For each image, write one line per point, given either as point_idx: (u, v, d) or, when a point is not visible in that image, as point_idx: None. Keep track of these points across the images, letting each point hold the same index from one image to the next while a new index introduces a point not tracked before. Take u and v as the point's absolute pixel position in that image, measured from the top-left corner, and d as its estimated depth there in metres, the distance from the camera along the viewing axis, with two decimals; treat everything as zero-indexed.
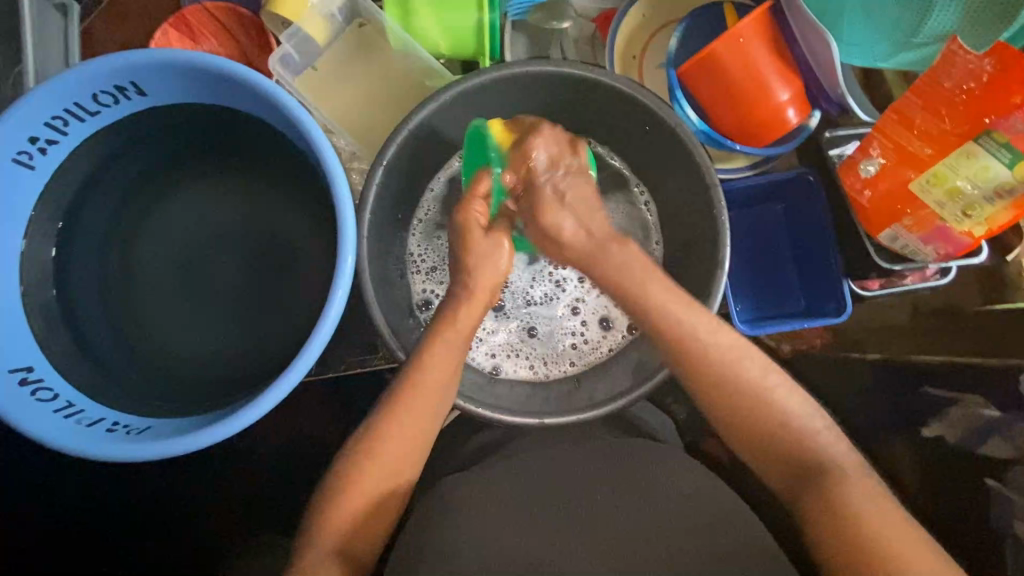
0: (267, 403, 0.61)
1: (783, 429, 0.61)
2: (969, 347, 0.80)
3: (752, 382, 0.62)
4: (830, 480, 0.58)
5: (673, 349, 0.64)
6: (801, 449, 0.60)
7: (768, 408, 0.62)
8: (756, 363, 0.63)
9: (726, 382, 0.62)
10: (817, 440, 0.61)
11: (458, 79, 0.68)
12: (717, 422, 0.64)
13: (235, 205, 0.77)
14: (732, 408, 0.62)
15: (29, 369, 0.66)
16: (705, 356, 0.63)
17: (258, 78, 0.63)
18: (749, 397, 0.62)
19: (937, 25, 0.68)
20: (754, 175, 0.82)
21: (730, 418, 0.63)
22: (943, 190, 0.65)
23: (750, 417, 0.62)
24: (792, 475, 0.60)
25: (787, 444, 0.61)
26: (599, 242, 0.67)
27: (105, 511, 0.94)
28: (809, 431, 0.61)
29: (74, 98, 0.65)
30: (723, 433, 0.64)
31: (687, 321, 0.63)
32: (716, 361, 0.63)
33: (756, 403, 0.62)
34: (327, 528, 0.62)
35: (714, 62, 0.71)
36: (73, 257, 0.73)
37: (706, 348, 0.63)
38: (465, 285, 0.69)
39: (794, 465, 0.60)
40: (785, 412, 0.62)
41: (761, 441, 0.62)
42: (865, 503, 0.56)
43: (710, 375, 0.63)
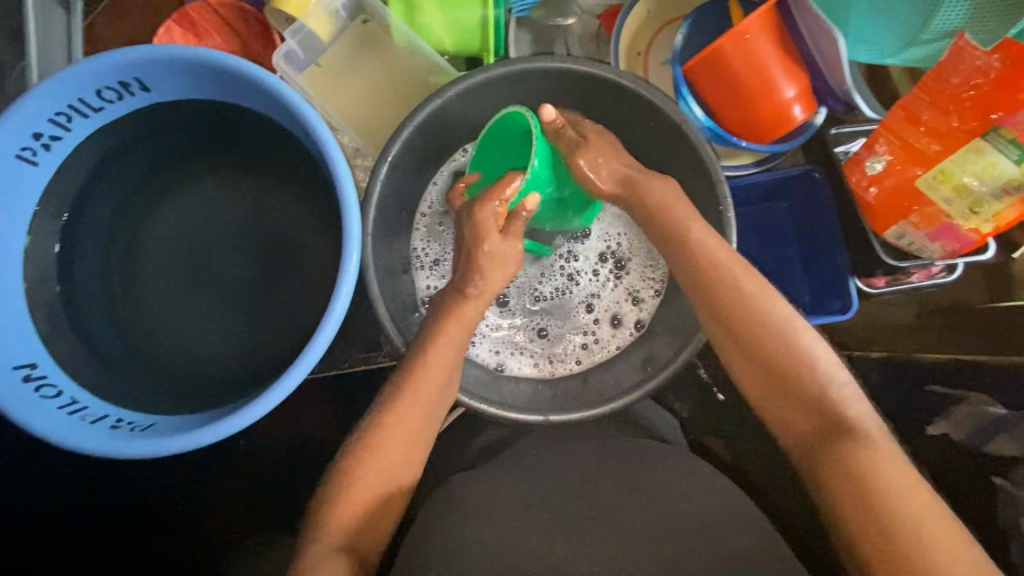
0: (272, 400, 0.61)
1: (806, 384, 0.59)
2: (978, 346, 0.82)
3: (780, 332, 0.61)
4: (849, 440, 0.56)
5: (703, 287, 0.65)
6: (823, 405, 0.58)
7: (794, 358, 0.60)
8: (786, 313, 0.63)
9: (752, 320, 0.62)
10: (840, 401, 0.59)
11: (464, 74, 0.67)
12: (737, 370, 0.63)
13: (239, 201, 0.77)
14: (755, 351, 0.62)
15: (33, 367, 0.65)
16: (736, 294, 0.63)
17: (263, 73, 0.63)
18: (777, 346, 0.61)
19: (943, 23, 0.67)
20: (759, 172, 0.81)
21: (753, 365, 0.62)
22: (950, 187, 0.65)
23: (773, 366, 0.61)
24: (810, 432, 0.59)
25: (809, 399, 0.59)
26: (627, 182, 0.70)
27: (108, 508, 0.93)
28: (833, 389, 0.59)
29: (78, 93, 0.64)
30: (743, 383, 0.63)
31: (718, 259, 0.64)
32: (745, 303, 0.63)
33: (784, 352, 0.61)
34: (331, 525, 0.62)
35: (721, 59, 0.70)
36: (77, 254, 0.73)
37: (736, 287, 0.63)
38: (475, 287, 0.68)
39: (814, 421, 0.59)
40: (809, 365, 0.60)
41: (783, 393, 0.60)
42: (884, 465, 0.54)
43: (738, 316, 0.63)
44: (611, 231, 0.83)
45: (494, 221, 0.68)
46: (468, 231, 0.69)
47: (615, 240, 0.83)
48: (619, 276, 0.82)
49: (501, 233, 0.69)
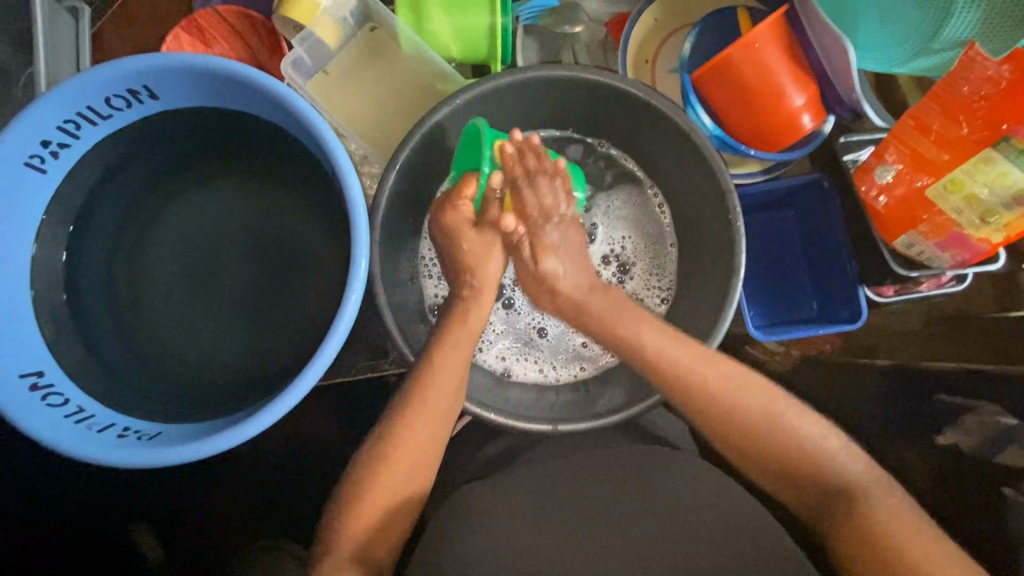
0: (279, 410, 0.61)
1: (802, 456, 0.62)
2: (983, 355, 0.81)
3: (764, 418, 0.63)
4: (853, 502, 0.59)
5: (675, 397, 0.64)
6: (822, 470, 0.61)
7: (784, 436, 0.62)
8: (761, 400, 0.64)
9: (726, 417, 0.63)
10: (837, 463, 0.61)
11: (469, 85, 0.67)
12: (731, 455, 0.65)
13: (245, 208, 0.77)
14: (739, 443, 0.64)
15: (40, 374, 0.66)
16: (711, 398, 0.64)
17: (272, 82, 0.63)
18: (763, 431, 0.63)
19: (956, 30, 0.66)
20: (767, 180, 0.81)
21: (744, 452, 0.64)
22: (960, 197, 0.65)
23: (765, 451, 0.63)
24: (814, 499, 0.62)
25: (806, 470, 0.62)
26: (589, 291, 0.69)
27: (112, 514, 0.93)
28: (828, 453, 0.62)
29: (87, 102, 0.64)
30: (739, 465, 0.66)
31: (684, 365, 0.64)
32: (724, 402, 0.64)
33: (772, 433, 0.63)
34: (343, 535, 0.62)
35: (731, 67, 0.70)
36: (84, 261, 0.73)
37: (710, 390, 0.64)
38: (470, 287, 0.70)
39: (816, 487, 0.61)
40: (795, 439, 0.62)
41: (779, 469, 0.63)
42: (890, 519, 0.57)
43: (718, 415, 0.64)
44: (615, 234, 0.83)
45: (462, 215, 0.70)
46: (444, 236, 0.71)
47: (620, 243, 0.83)
48: (623, 280, 0.82)
49: (474, 228, 0.71)
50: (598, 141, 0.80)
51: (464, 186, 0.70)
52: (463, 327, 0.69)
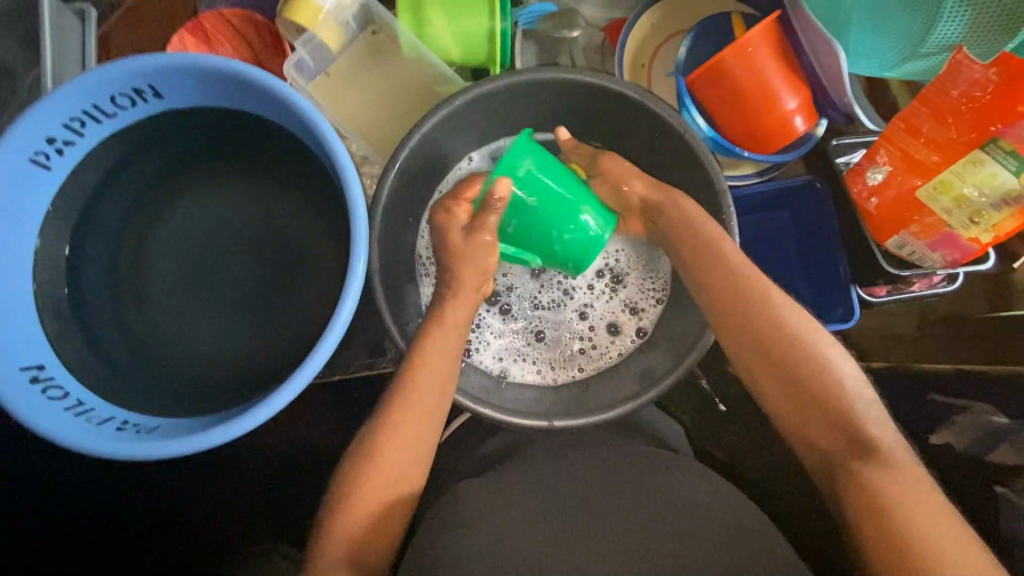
0: (277, 404, 0.61)
1: (836, 400, 0.60)
2: (978, 358, 0.83)
3: (813, 352, 0.62)
4: (871, 459, 0.56)
5: (727, 308, 0.65)
6: (850, 422, 0.59)
7: (825, 376, 0.60)
8: (811, 339, 0.62)
9: (775, 342, 0.62)
10: (866, 420, 0.59)
11: (468, 85, 0.69)
12: (763, 388, 0.63)
13: (246, 206, 0.78)
14: (779, 375, 0.62)
15: (40, 368, 0.66)
16: (762, 316, 0.63)
17: (276, 83, 0.64)
18: (807, 364, 0.61)
19: (942, 37, 0.69)
20: (761, 183, 0.83)
21: (780, 382, 0.62)
22: (951, 198, 0.66)
23: (801, 385, 0.61)
24: (830, 447, 0.59)
25: (837, 415, 0.59)
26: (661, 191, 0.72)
27: (110, 510, 0.93)
28: (861, 408, 0.59)
29: (93, 100, 0.65)
30: (767, 403, 0.63)
31: (745, 280, 0.65)
32: (776, 323, 0.63)
33: (816, 369, 0.61)
34: (341, 530, 0.62)
35: (724, 71, 0.72)
36: (87, 257, 0.74)
37: (767, 308, 0.64)
38: (451, 285, 0.70)
39: (839, 434, 0.59)
40: (837, 386, 0.60)
41: (810, 410, 0.60)
42: (902, 484, 0.54)
43: (767, 336, 0.63)
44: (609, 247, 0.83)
45: (459, 216, 0.70)
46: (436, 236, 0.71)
47: (614, 256, 0.83)
48: (618, 286, 0.82)
49: (464, 232, 0.70)
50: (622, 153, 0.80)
51: (466, 187, 0.71)
52: (440, 322, 0.69)
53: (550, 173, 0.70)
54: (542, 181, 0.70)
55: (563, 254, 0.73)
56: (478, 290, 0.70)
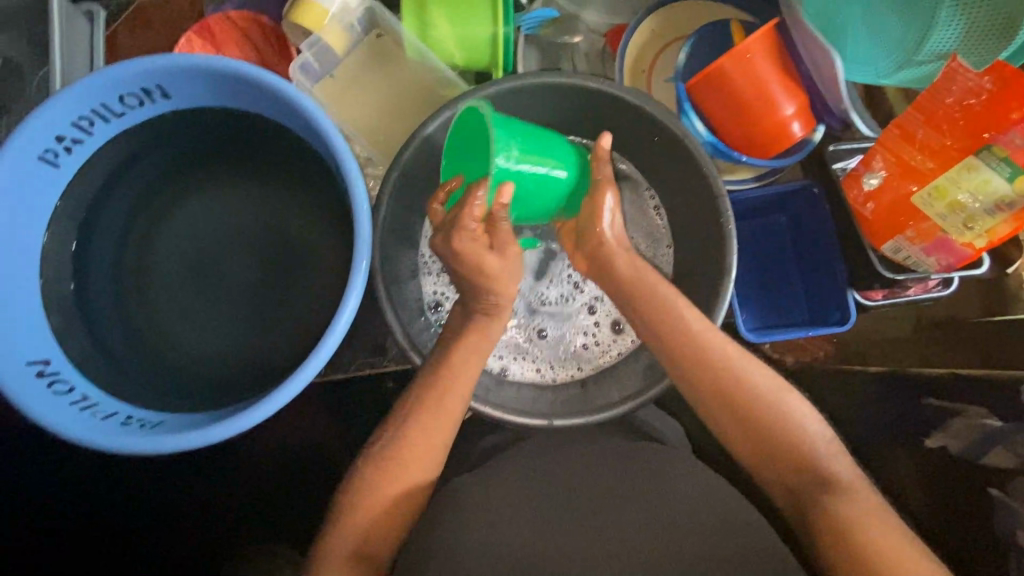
0: (280, 400, 0.62)
1: (792, 440, 0.62)
2: (973, 361, 0.82)
3: (770, 396, 0.63)
4: (833, 491, 0.58)
5: (689, 359, 0.65)
6: (809, 458, 0.61)
7: (782, 419, 0.62)
8: (766, 379, 0.64)
9: (722, 392, 0.64)
10: (825, 453, 0.61)
11: (472, 89, 0.70)
12: (726, 433, 0.64)
13: (252, 205, 0.79)
14: (744, 419, 0.63)
15: (46, 363, 0.67)
16: (721, 363, 0.64)
17: (281, 84, 0.65)
18: (762, 408, 0.63)
19: (937, 44, 0.70)
20: (759, 187, 0.84)
21: (741, 427, 0.63)
22: (945, 204, 0.67)
23: (761, 428, 0.62)
24: (795, 484, 0.61)
25: (795, 455, 0.61)
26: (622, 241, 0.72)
27: (113, 503, 0.95)
28: (819, 444, 0.62)
29: (102, 99, 0.66)
30: (728, 443, 0.65)
31: (700, 332, 0.65)
32: (730, 372, 0.64)
33: (772, 412, 0.62)
34: (344, 526, 0.63)
35: (722, 77, 0.73)
36: (94, 255, 0.75)
37: (725, 355, 0.65)
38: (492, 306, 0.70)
39: (802, 469, 0.60)
40: (795, 421, 0.62)
41: (770, 451, 0.62)
42: (864, 511, 0.56)
43: (723, 385, 0.64)
44: None
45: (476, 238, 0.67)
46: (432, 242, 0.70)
47: None
48: None
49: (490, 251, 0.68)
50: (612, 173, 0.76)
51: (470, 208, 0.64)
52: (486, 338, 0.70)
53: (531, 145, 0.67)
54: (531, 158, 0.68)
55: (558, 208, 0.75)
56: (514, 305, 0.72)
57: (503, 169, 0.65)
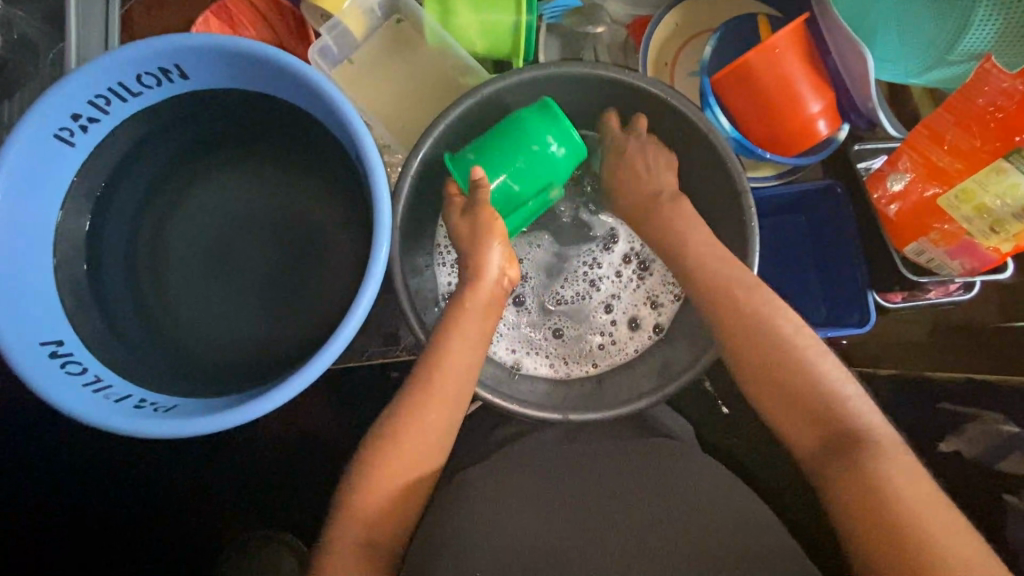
0: (295, 387, 0.61)
1: (824, 406, 0.60)
2: (977, 365, 0.86)
3: (798, 363, 0.61)
4: (867, 457, 0.57)
5: (729, 327, 0.64)
6: (840, 423, 0.59)
7: (816, 378, 0.61)
8: (798, 338, 0.63)
9: (757, 366, 0.63)
10: (856, 411, 0.60)
11: (495, 76, 0.69)
12: (767, 405, 0.63)
13: (268, 187, 0.78)
14: (779, 386, 0.61)
15: (59, 344, 0.66)
16: (756, 345, 0.63)
17: (303, 66, 0.64)
18: (797, 374, 0.61)
19: (972, 44, 0.70)
20: (780, 184, 0.83)
21: (768, 390, 0.62)
22: (971, 207, 0.66)
23: (793, 393, 0.61)
24: (822, 447, 0.59)
25: (832, 418, 0.59)
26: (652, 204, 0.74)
27: (121, 484, 0.95)
28: (854, 403, 0.60)
29: (119, 78, 0.65)
30: (760, 403, 0.63)
31: (743, 299, 0.64)
32: (774, 336, 0.63)
33: (806, 383, 0.61)
34: (356, 515, 0.62)
35: (748, 72, 0.72)
36: (106, 233, 0.74)
37: (759, 330, 0.63)
38: (474, 265, 0.69)
39: (829, 438, 0.59)
40: (831, 385, 0.61)
41: (803, 414, 0.60)
42: (901, 481, 0.54)
43: (756, 359, 0.63)
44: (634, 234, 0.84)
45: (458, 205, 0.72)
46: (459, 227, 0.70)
47: (639, 242, 0.83)
48: (637, 281, 0.83)
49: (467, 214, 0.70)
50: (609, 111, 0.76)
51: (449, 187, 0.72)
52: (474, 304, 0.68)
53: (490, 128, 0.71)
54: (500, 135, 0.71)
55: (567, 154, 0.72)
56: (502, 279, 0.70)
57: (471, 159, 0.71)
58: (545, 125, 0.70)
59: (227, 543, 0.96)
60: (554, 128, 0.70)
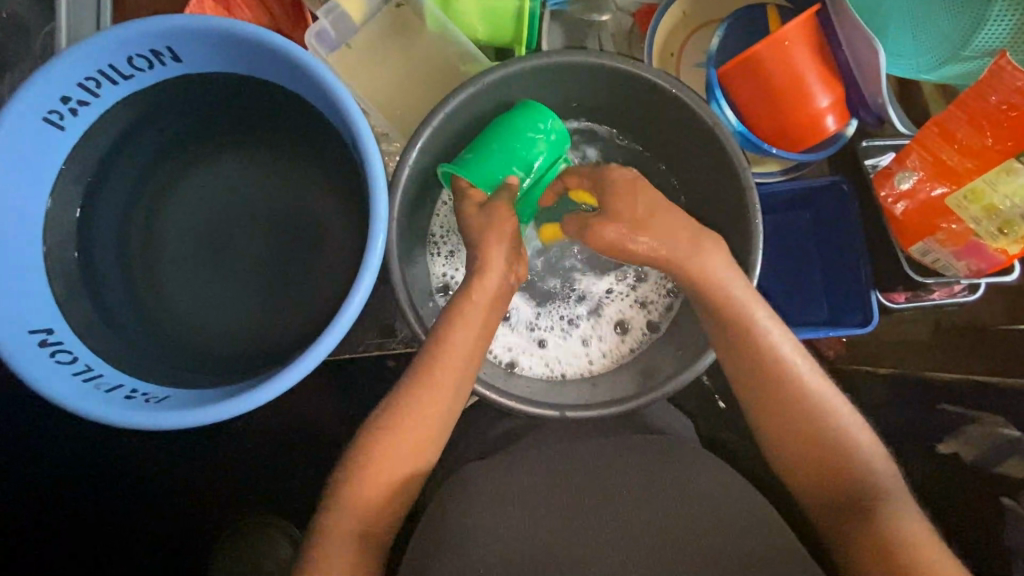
0: (288, 381, 0.60)
1: (838, 452, 0.61)
2: (984, 365, 0.85)
3: (814, 410, 0.62)
4: (880, 505, 0.59)
5: (747, 368, 0.64)
6: (854, 468, 0.61)
7: (834, 429, 0.62)
8: (820, 388, 0.63)
9: (772, 406, 0.63)
10: (867, 462, 0.61)
11: (498, 65, 0.67)
12: (776, 445, 0.64)
13: (263, 175, 0.76)
14: (793, 430, 0.62)
15: (49, 332, 0.65)
16: (772, 379, 0.63)
17: (299, 51, 0.62)
18: (814, 415, 0.62)
19: (986, 40, 0.68)
20: (786, 180, 0.82)
21: (781, 431, 0.63)
22: (981, 207, 0.66)
23: (808, 439, 0.62)
24: (835, 495, 0.61)
25: (848, 464, 0.61)
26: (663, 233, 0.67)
27: (116, 472, 0.95)
28: (869, 458, 0.61)
29: (109, 60, 0.63)
30: (771, 444, 0.64)
31: (759, 323, 0.64)
32: (790, 379, 0.63)
33: (820, 431, 0.62)
34: (349, 509, 0.61)
35: (757, 64, 0.71)
36: (97, 221, 0.73)
37: (777, 366, 0.63)
38: (480, 259, 0.68)
39: (839, 487, 0.61)
40: (847, 436, 0.62)
41: (816, 461, 0.62)
42: (907, 533, 0.56)
43: (768, 396, 0.63)
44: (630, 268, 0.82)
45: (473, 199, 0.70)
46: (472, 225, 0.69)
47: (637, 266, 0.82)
48: (631, 282, 0.82)
49: (480, 208, 0.70)
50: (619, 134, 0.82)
51: (458, 180, 0.71)
52: (471, 304, 0.67)
53: (491, 131, 0.72)
54: (500, 132, 0.71)
55: (558, 125, 0.73)
56: (501, 278, 0.68)
57: (479, 161, 0.71)
58: (541, 120, 0.72)
59: (224, 530, 0.96)
60: (551, 120, 0.72)
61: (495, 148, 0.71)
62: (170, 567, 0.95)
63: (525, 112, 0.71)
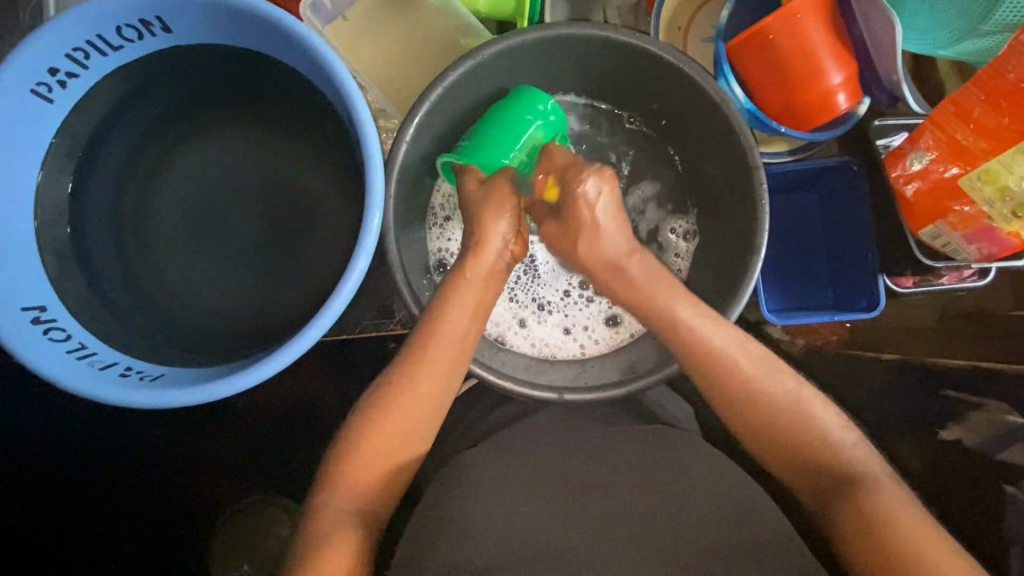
0: (281, 361, 0.59)
1: (808, 444, 0.61)
2: (991, 352, 0.81)
3: (783, 406, 0.62)
4: (856, 485, 0.57)
5: (703, 364, 0.63)
6: (829, 458, 0.60)
7: (805, 422, 0.61)
8: (791, 385, 0.63)
9: (744, 395, 0.62)
10: (846, 449, 0.60)
11: (496, 37, 0.64)
12: (752, 439, 0.63)
13: (257, 151, 0.75)
14: (766, 424, 0.62)
15: (42, 309, 0.64)
16: (737, 374, 0.63)
17: (291, 21, 0.59)
18: (784, 404, 0.62)
19: (1005, 14, 0.65)
20: (793, 161, 0.81)
21: (754, 424, 0.62)
22: (995, 188, 0.64)
23: (784, 433, 0.61)
24: (816, 482, 0.60)
25: (817, 455, 0.60)
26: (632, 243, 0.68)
27: (114, 449, 0.95)
28: (846, 447, 0.60)
29: (98, 29, 0.61)
30: (745, 441, 0.64)
31: (696, 321, 0.63)
32: (747, 376, 0.63)
33: (799, 419, 0.61)
34: (344, 491, 0.61)
35: (766, 39, 0.68)
36: (88, 199, 0.71)
37: (717, 358, 0.63)
38: (475, 237, 0.68)
39: (826, 473, 0.59)
40: (820, 426, 0.61)
41: (797, 450, 0.61)
42: (894, 511, 0.54)
43: (743, 387, 0.62)
44: None
45: (469, 183, 0.70)
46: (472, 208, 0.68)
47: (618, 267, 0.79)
48: None
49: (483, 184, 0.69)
50: (629, 114, 0.80)
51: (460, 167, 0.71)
52: (465, 289, 0.66)
53: (491, 118, 0.70)
54: (500, 117, 0.70)
55: (556, 106, 0.72)
56: (495, 261, 0.67)
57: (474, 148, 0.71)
58: (541, 106, 0.70)
59: (223, 508, 0.96)
60: (550, 104, 0.71)
61: (494, 134, 0.70)
62: (170, 547, 0.96)
63: (526, 98, 0.70)
